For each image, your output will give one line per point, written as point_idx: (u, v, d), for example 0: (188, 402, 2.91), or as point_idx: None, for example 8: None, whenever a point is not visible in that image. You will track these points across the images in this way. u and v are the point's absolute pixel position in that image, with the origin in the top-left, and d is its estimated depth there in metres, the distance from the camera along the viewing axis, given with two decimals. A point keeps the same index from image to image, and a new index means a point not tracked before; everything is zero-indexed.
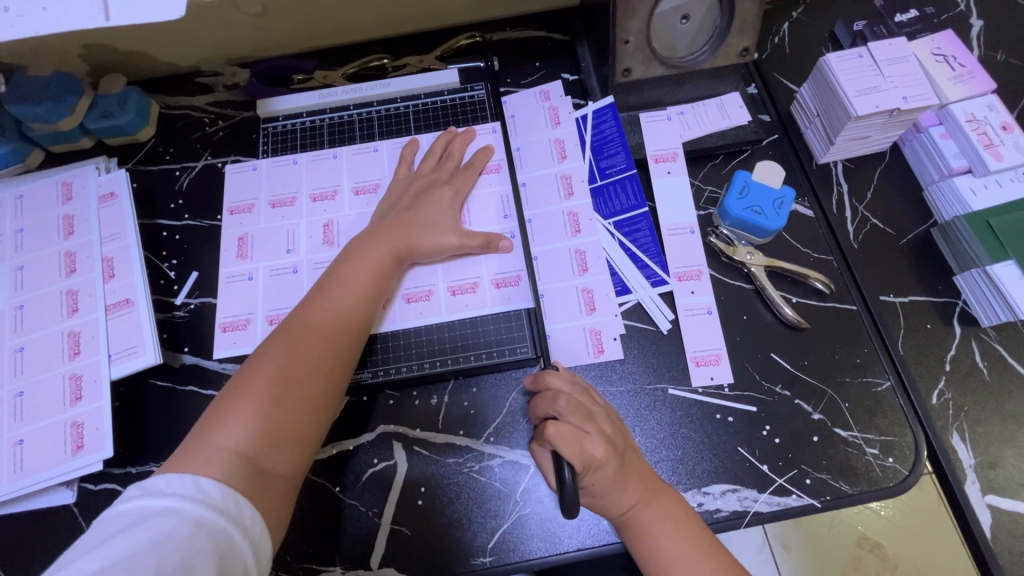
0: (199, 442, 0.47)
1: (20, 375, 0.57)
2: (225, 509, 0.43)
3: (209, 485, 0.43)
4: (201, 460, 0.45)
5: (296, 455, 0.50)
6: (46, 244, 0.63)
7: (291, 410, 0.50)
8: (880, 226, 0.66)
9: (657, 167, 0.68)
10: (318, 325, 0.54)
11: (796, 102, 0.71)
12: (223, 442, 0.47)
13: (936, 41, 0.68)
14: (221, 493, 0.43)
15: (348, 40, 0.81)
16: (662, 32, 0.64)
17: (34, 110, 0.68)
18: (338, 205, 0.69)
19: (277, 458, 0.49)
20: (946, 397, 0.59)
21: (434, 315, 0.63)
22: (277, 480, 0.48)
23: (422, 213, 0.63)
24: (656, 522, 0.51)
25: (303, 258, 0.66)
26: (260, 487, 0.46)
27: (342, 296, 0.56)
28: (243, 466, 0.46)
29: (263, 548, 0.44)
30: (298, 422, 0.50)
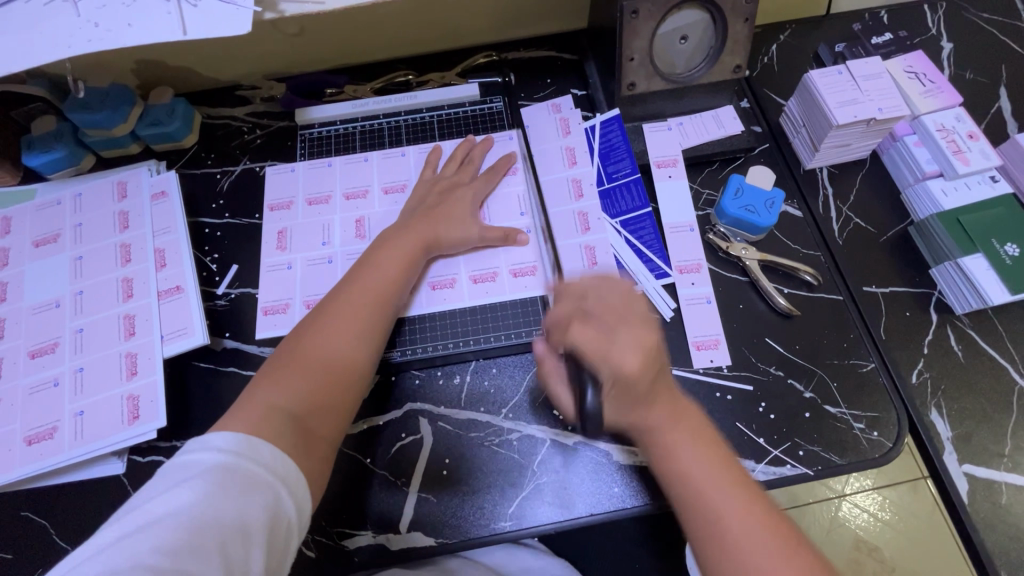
0: (247, 404, 0.51)
1: (80, 353, 0.63)
2: (276, 470, 0.46)
3: (261, 446, 0.46)
4: (253, 416, 0.50)
5: (335, 420, 0.54)
6: (103, 237, 0.69)
7: (331, 379, 0.55)
8: (862, 225, 0.73)
9: (659, 172, 0.75)
10: (353, 305, 0.60)
11: (784, 115, 0.79)
12: (270, 404, 0.51)
13: (908, 60, 0.76)
14: (271, 453, 0.46)
15: (375, 57, 0.88)
16: (663, 50, 0.71)
17: (93, 118, 0.75)
18: (369, 203, 0.75)
19: (319, 420, 0.53)
20: (925, 377, 0.64)
21: (458, 302, 0.69)
22: (320, 442, 0.52)
23: (447, 209, 0.70)
24: (682, 438, 0.50)
25: (336, 251, 0.72)
26: (306, 444, 0.50)
27: (375, 280, 0.62)
28: (290, 423, 0.50)
29: (307, 508, 0.47)
30: (336, 390, 0.55)
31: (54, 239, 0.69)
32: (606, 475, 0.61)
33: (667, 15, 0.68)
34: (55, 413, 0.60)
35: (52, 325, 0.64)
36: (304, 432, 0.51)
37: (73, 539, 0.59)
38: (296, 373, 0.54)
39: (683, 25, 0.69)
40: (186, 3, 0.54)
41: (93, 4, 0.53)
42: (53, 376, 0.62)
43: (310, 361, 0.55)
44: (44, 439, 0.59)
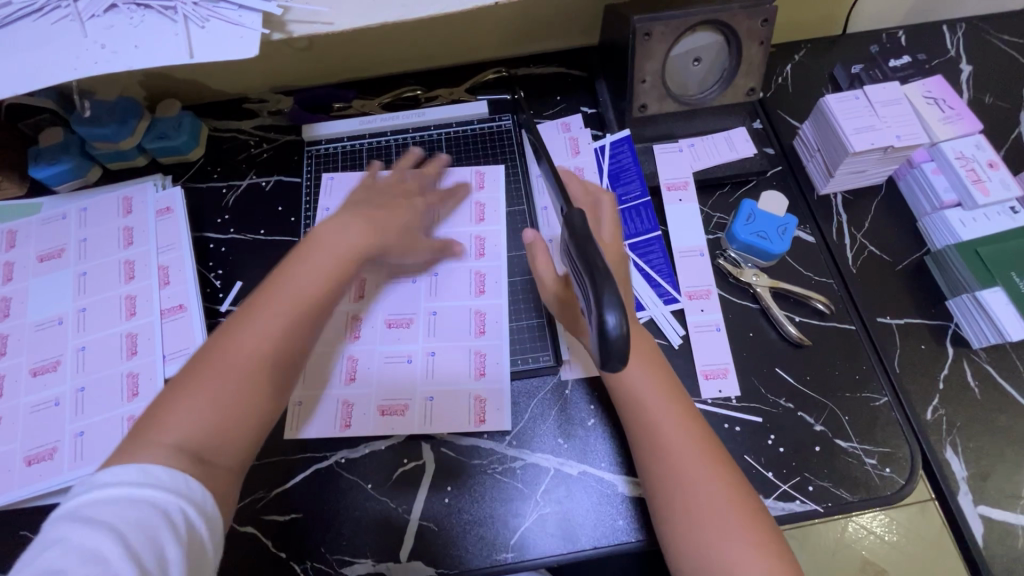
0: (142, 433, 0.43)
1: (82, 372, 0.62)
2: (182, 492, 0.41)
3: (160, 472, 0.41)
4: (149, 452, 0.42)
5: (239, 449, 0.47)
6: (107, 252, 0.69)
7: (238, 403, 0.47)
8: (876, 252, 0.72)
9: (669, 195, 0.74)
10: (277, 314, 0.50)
11: (798, 137, 0.77)
12: (171, 434, 0.43)
13: (927, 85, 0.74)
14: (174, 480, 0.41)
15: (384, 72, 0.87)
16: (676, 72, 0.70)
17: (100, 131, 0.75)
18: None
19: (223, 452, 0.45)
20: (939, 413, 0.63)
21: (442, 332, 0.68)
22: (224, 475, 0.45)
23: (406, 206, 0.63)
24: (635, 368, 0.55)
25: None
26: (204, 479, 0.43)
27: (306, 278, 0.51)
28: (188, 460, 0.43)
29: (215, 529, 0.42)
30: (241, 416, 0.47)
31: (58, 253, 0.69)
32: (610, 507, 0.60)
33: (681, 37, 0.67)
34: (55, 433, 0.59)
35: (54, 342, 0.64)
36: (205, 465, 0.44)
37: None
38: (206, 398, 0.45)
39: (697, 46, 0.68)
40: (195, 25, 0.53)
41: (102, 26, 0.53)
42: (54, 395, 0.61)
43: (230, 374, 0.47)
44: (43, 460, 0.58)
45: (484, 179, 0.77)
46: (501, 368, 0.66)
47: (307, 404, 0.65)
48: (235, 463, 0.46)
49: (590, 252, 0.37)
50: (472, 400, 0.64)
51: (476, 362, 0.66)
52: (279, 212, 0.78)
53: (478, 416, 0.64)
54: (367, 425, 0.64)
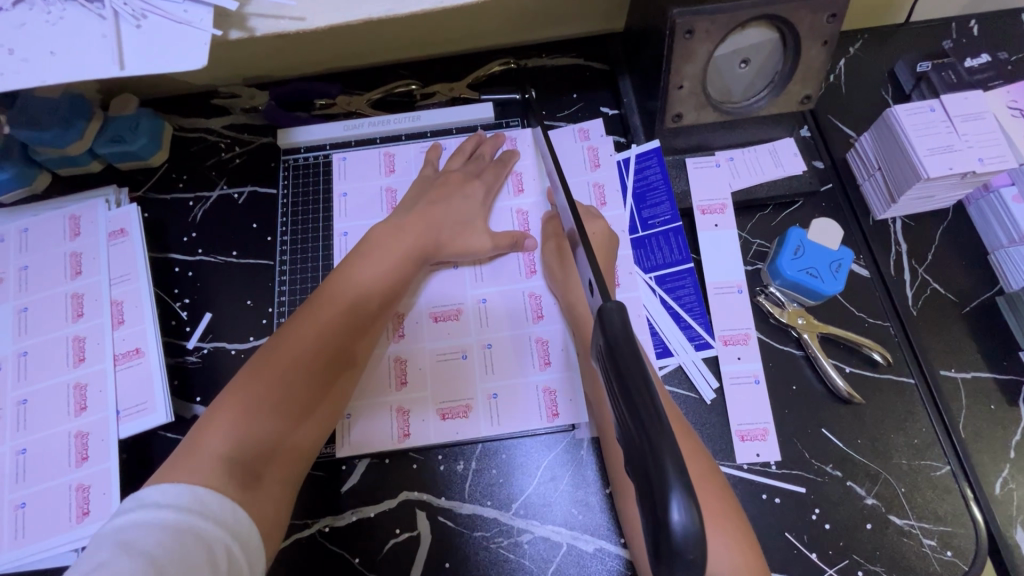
0: (192, 446, 0.45)
1: (23, 431, 0.54)
2: (224, 522, 0.41)
3: (206, 496, 0.41)
4: (195, 469, 0.43)
5: (288, 465, 0.49)
6: (52, 284, 0.59)
7: (284, 413, 0.49)
8: (941, 291, 0.62)
9: (703, 219, 0.64)
10: (326, 324, 0.53)
11: (853, 149, 0.66)
12: (214, 450, 0.45)
13: (1012, 93, 0.63)
14: (219, 504, 0.42)
15: (373, 62, 0.75)
16: (718, 76, 0.59)
17: (40, 136, 0.64)
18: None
19: (271, 467, 0.47)
20: (1009, 487, 0.55)
21: (495, 321, 0.61)
22: (273, 490, 0.47)
23: (443, 208, 0.62)
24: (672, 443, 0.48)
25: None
26: (252, 499, 0.44)
27: (360, 291, 0.55)
28: (236, 476, 0.44)
29: (257, 559, 0.43)
30: (289, 429, 0.49)
31: None
32: None
33: (728, 35, 0.55)
34: None
35: None
36: (254, 479, 0.46)
37: None
38: (256, 408, 0.47)
39: (745, 46, 0.57)
40: (127, 22, 0.42)
41: (10, 24, 0.42)
42: None
43: (275, 386, 0.49)
44: None
45: (517, 147, 0.68)
46: (568, 354, 0.59)
47: (354, 411, 0.58)
48: (282, 476, 0.48)
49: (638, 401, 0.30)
50: (541, 394, 0.58)
51: (539, 352, 0.59)
52: (253, 230, 0.68)
53: (550, 411, 0.58)
54: (428, 433, 0.57)
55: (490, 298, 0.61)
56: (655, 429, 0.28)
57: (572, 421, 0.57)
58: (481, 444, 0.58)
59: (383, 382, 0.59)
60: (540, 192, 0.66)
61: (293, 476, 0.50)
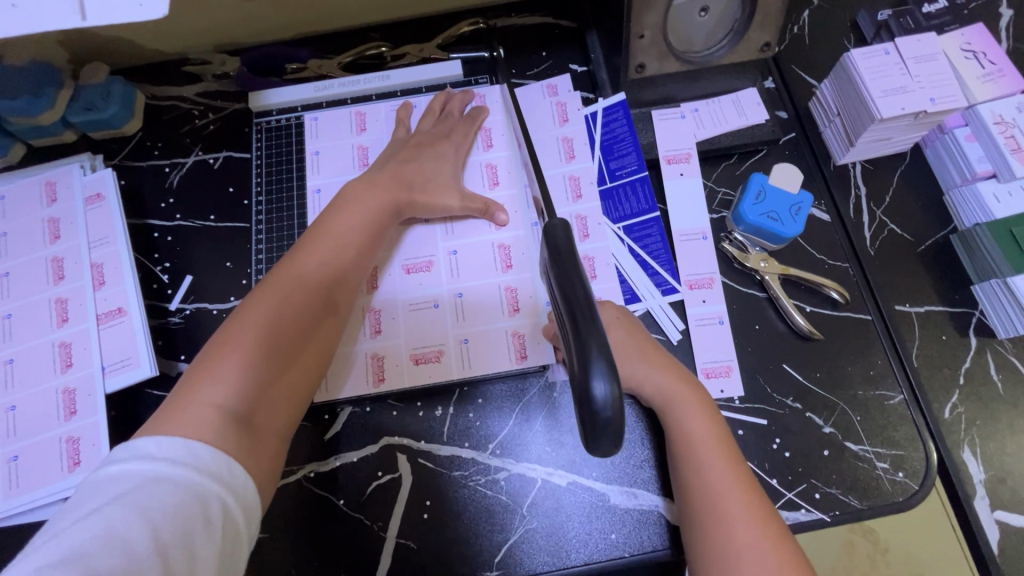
0: (184, 400, 0.45)
1: (11, 389, 0.55)
2: (217, 475, 0.41)
3: (201, 449, 0.41)
4: (191, 420, 0.43)
5: (283, 414, 0.50)
6: (32, 249, 0.61)
7: (275, 363, 0.50)
8: (897, 231, 0.64)
9: (669, 168, 0.65)
10: (306, 277, 0.54)
11: (815, 98, 0.68)
12: (209, 400, 0.45)
13: (966, 36, 0.65)
14: (214, 457, 0.41)
15: (342, 26, 0.76)
16: (679, 24, 0.60)
17: (11, 105, 0.64)
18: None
19: (266, 416, 0.48)
20: (958, 411, 0.58)
21: (466, 272, 0.62)
22: (269, 438, 0.48)
23: (418, 166, 0.62)
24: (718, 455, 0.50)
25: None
26: (250, 448, 0.45)
27: (337, 245, 0.56)
28: (234, 424, 0.45)
29: (254, 514, 0.43)
30: (280, 378, 0.50)
31: None
32: (604, 521, 0.56)
33: None
34: None
35: None
36: (250, 427, 0.46)
37: None
38: (246, 358, 0.48)
39: None
40: None
41: None
42: None
43: (263, 337, 0.49)
44: None
45: (486, 103, 0.70)
46: (536, 301, 0.61)
47: (335, 365, 0.59)
48: (277, 427, 0.49)
49: (575, 298, 0.34)
50: (509, 338, 0.60)
51: (508, 298, 0.61)
52: (229, 194, 0.69)
53: (519, 354, 0.60)
54: (403, 378, 0.60)
55: (461, 250, 0.63)
56: (585, 325, 0.33)
57: (541, 362, 0.59)
58: (459, 389, 0.60)
59: (358, 332, 0.61)
60: (509, 148, 0.67)
61: (287, 426, 0.50)
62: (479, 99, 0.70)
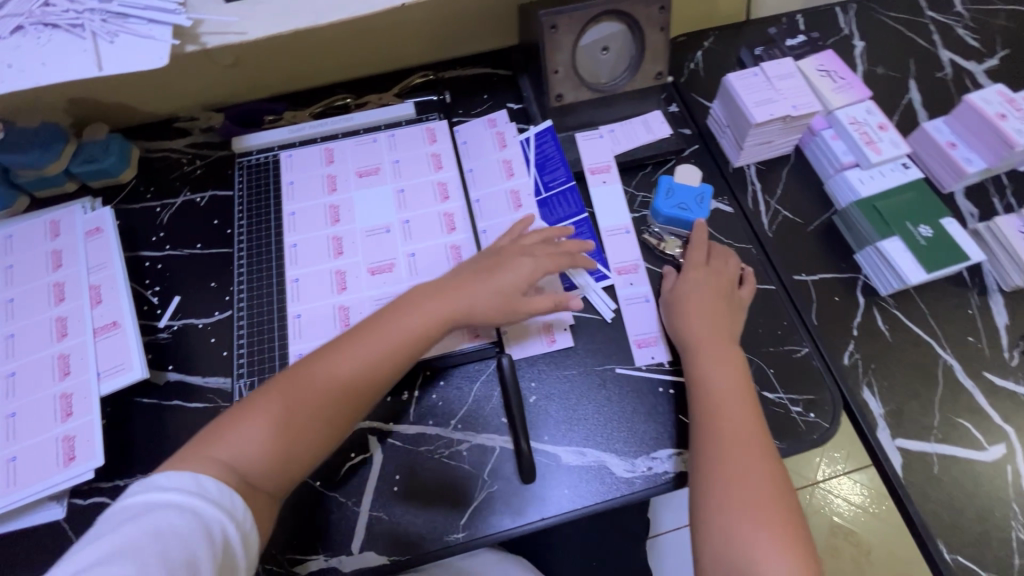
0: (208, 446, 0.53)
1: (13, 398, 0.61)
2: (222, 502, 0.48)
3: (210, 483, 0.48)
4: (203, 465, 0.50)
5: (284, 478, 0.54)
6: (36, 277, 0.68)
7: (295, 438, 0.55)
8: (790, 216, 0.77)
9: (593, 178, 0.77)
10: (350, 361, 0.58)
11: (711, 116, 0.82)
12: (228, 453, 0.52)
13: (820, 60, 0.81)
14: (218, 487, 0.48)
15: (313, 84, 0.89)
16: (586, 61, 0.74)
17: (22, 157, 0.74)
18: (348, 226, 0.75)
19: (266, 477, 0.53)
20: (855, 357, 0.67)
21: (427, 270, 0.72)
22: (267, 494, 0.53)
23: (480, 280, 0.63)
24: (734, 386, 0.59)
25: (328, 231, 0.75)
26: (247, 498, 0.50)
27: (379, 345, 0.59)
28: (236, 477, 0.51)
29: (250, 549, 0.49)
30: (292, 449, 0.54)
31: None
32: (557, 477, 0.62)
33: (587, 27, 0.71)
34: None
35: None
36: (249, 484, 0.52)
37: None
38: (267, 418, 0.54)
39: (603, 36, 0.72)
40: (103, 39, 0.55)
41: (8, 47, 0.55)
42: None
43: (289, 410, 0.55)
44: None
45: (437, 136, 0.81)
46: None
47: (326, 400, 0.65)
48: (273, 490, 0.53)
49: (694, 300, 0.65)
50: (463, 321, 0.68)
51: None
52: (214, 225, 0.79)
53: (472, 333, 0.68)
54: None
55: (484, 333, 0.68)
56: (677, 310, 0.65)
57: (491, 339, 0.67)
58: (422, 375, 0.67)
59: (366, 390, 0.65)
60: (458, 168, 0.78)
61: (285, 490, 0.55)
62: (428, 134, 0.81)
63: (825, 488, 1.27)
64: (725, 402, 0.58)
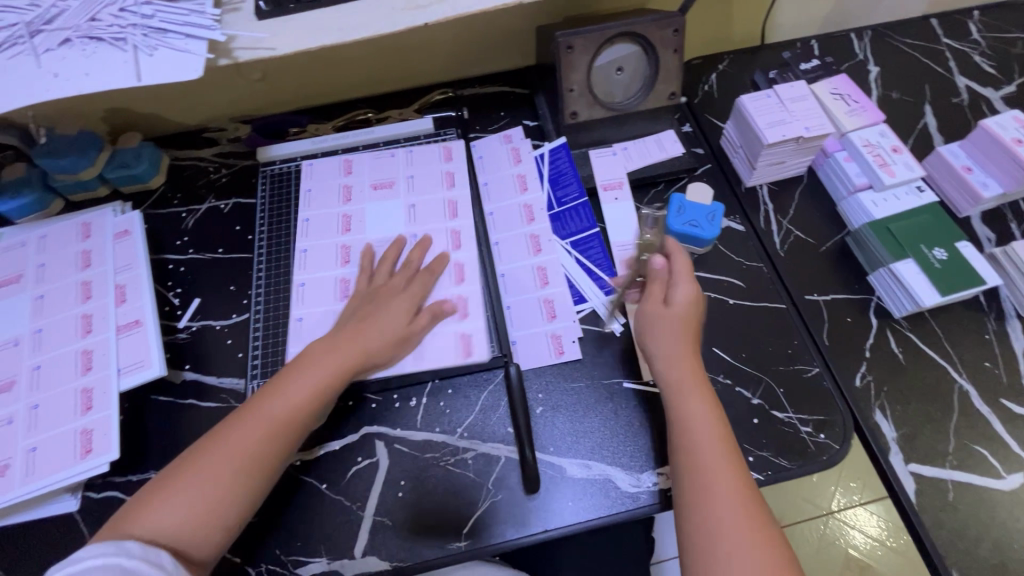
0: (130, 519, 0.51)
1: (36, 390, 0.63)
2: (147, 558, 0.47)
3: (133, 547, 0.47)
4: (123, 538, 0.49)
5: (215, 539, 0.52)
6: (65, 275, 0.71)
7: (223, 487, 0.53)
8: (801, 236, 0.77)
9: (606, 194, 0.78)
10: (264, 412, 0.57)
11: (724, 137, 0.83)
12: (151, 524, 0.50)
13: (833, 83, 0.81)
14: (141, 548, 0.47)
15: (337, 98, 0.92)
16: (601, 82, 0.76)
17: (60, 162, 0.78)
18: (354, 238, 0.76)
19: (194, 541, 0.51)
20: (867, 379, 0.66)
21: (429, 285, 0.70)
22: (199, 556, 0.51)
23: (366, 319, 0.65)
24: (702, 410, 0.57)
25: (335, 240, 0.76)
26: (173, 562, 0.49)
27: (291, 392, 0.59)
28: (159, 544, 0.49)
29: None
30: (218, 505, 0.53)
31: (16, 279, 0.71)
32: (561, 490, 0.62)
33: (603, 48, 0.73)
34: (7, 450, 0.60)
35: (9, 364, 0.65)
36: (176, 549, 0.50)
37: None
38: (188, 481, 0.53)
39: (618, 57, 0.74)
40: (143, 52, 0.59)
41: (55, 58, 0.58)
42: (7, 414, 0.62)
43: (208, 470, 0.53)
44: None
45: (453, 152, 0.82)
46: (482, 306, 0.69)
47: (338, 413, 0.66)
48: (207, 551, 0.51)
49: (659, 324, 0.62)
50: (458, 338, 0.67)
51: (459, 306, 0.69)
52: (236, 231, 0.81)
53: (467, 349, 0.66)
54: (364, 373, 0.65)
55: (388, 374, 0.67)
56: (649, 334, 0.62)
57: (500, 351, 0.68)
58: (430, 382, 0.68)
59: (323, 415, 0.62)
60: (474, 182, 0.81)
61: (220, 548, 0.53)
62: (444, 151, 0.82)
63: (840, 519, 1.24)
64: (693, 428, 0.56)
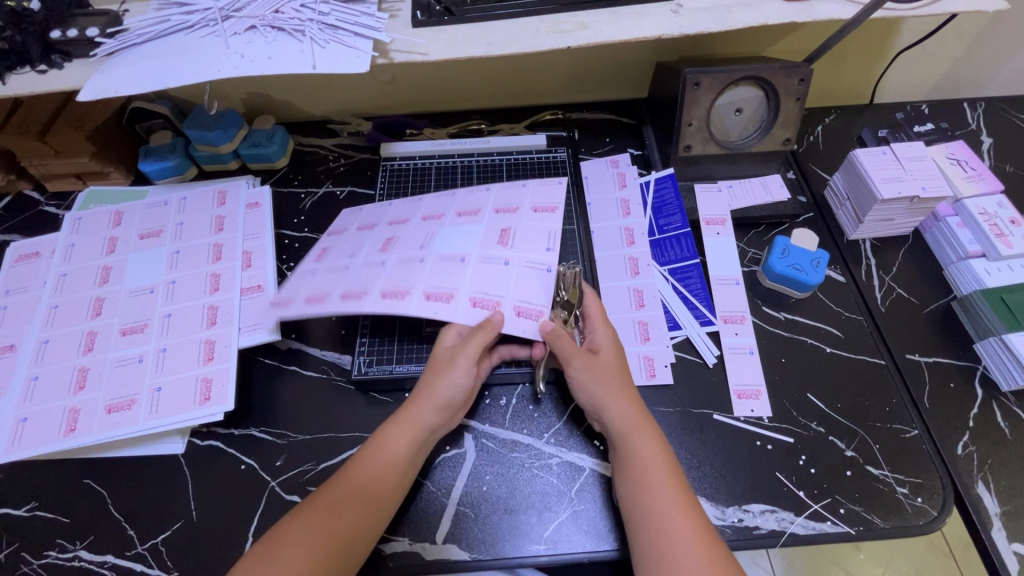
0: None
1: (165, 336, 0.68)
2: None
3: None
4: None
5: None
6: (200, 236, 0.77)
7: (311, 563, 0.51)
8: (904, 295, 0.76)
9: (708, 228, 0.80)
10: (356, 483, 0.56)
11: (828, 188, 0.84)
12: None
13: (950, 149, 0.82)
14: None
15: (453, 107, 0.98)
16: (719, 119, 0.78)
17: (205, 135, 0.85)
18: (441, 222, 0.70)
19: None
20: (970, 450, 0.64)
21: (465, 286, 0.63)
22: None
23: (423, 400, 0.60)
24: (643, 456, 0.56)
25: (448, 214, 0.71)
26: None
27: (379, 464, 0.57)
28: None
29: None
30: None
31: (156, 233, 0.78)
32: None
33: (725, 90, 0.75)
34: (136, 386, 0.65)
35: (144, 308, 0.71)
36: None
37: (132, 513, 0.62)
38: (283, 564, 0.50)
39: (738, 99, 0.76)
40: (318, 45, 0.65)
41: (241, 42, 0.65)
42: (138, 353, 0.67)
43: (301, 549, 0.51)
44: (123, 409, 0.63)
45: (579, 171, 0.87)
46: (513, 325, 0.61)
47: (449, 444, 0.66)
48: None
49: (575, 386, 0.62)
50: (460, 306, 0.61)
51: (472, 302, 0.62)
52: None
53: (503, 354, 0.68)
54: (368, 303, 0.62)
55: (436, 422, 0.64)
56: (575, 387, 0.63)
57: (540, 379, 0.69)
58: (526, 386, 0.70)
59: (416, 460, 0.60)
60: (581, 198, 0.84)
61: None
62: (534, 306, 0.62)
63: None
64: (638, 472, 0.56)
